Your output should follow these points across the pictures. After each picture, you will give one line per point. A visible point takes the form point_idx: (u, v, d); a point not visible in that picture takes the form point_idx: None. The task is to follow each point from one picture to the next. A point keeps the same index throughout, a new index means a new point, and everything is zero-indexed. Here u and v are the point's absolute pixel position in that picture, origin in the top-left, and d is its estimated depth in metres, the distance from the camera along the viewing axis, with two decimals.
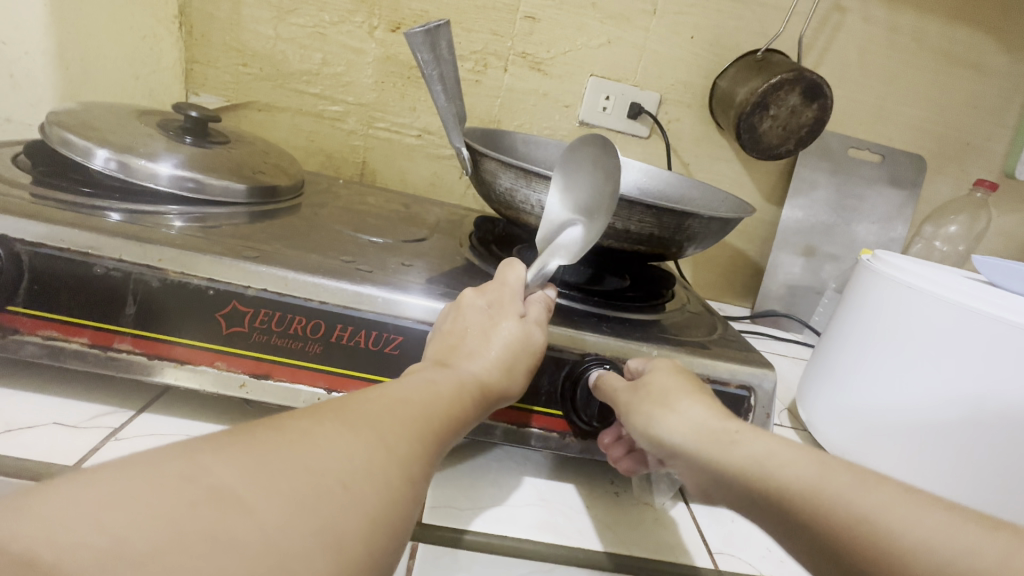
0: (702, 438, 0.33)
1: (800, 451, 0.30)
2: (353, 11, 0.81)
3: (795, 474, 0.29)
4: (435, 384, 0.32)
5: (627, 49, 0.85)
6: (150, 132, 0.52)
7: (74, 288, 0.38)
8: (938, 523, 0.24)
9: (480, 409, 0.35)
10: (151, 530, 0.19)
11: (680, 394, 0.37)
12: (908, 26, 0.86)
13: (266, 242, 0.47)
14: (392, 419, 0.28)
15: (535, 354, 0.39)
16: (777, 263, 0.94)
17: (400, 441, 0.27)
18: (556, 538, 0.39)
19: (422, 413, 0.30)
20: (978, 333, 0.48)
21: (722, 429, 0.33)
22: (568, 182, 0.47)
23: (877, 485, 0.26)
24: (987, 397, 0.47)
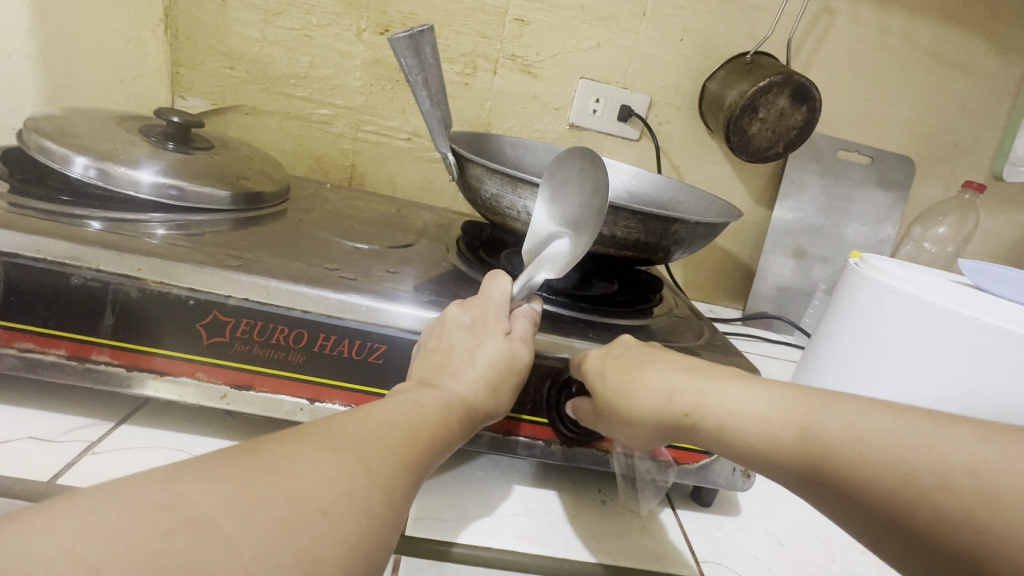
0: (667, 418, 0.35)
1: (755, 390, 0.32)
2: (341, 13, 0.80)
3: (757, 411, 0.31)
4: (419, 405, 0.32)
5: (616, 52, 0.85)
6: (131, 138, 0.52)
7: (51, 299, 0.38)
8: (897, 426, 0.27)
9: (465, 428, 0.34)
10: (126, 559, 0.19)
11: (627, 387, 0.37)
12: (896, 28, 0.86)
13: (250, 250, 0.46)
14: (372, 438, 0.27)
15: (520, 371, 0.38)
16: (767, 265, 0.94)
17: (381, 461, 0.26)
18: (542, 549, 0.38)
19: (404, 431, 0.29)
20: (966, 337, 0.48)
21: (679, 407, 0.34)
22: (557, 196, 0.47)
23: (839, 402, 0.30)
24: (975, 398, 0.47)
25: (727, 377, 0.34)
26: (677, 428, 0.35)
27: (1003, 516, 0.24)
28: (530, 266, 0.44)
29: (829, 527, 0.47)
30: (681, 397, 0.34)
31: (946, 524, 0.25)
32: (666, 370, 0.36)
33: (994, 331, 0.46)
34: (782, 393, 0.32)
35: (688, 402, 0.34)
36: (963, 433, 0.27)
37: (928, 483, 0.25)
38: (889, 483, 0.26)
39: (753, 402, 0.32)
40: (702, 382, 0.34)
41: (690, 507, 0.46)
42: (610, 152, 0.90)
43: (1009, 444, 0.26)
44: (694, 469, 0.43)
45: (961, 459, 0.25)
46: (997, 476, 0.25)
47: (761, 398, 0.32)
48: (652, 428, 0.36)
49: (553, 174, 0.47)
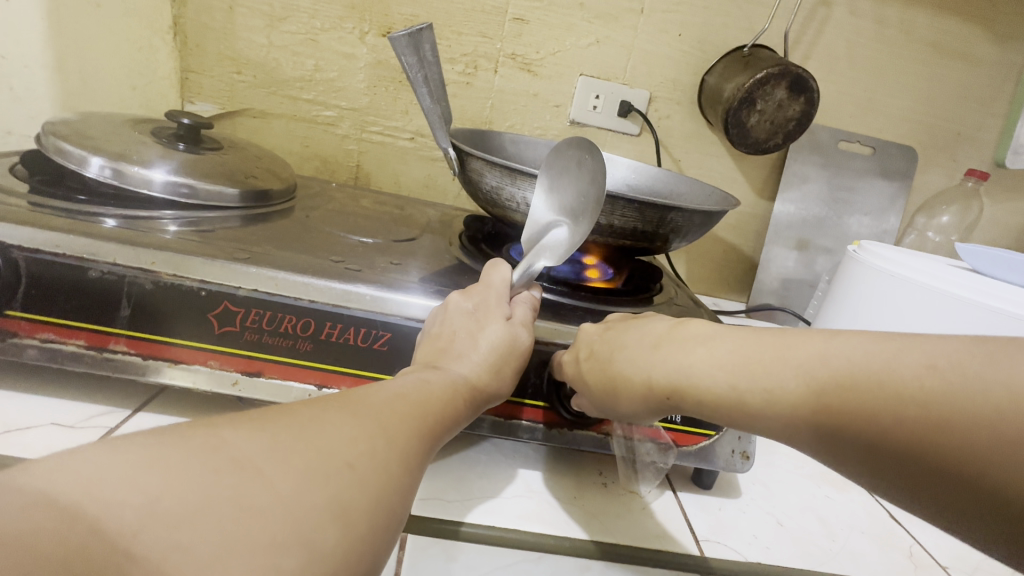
0: (651, 398, 0.36)
1: (718, 351, 0.33)
2: (344, 17, 0.82)
3: (721, 370, 0.32)
4: (427, 383, 0.33)
5: (615, 49, 0.86)
6: (144, 140, 0.54)
7: (70, 291, 0.39)
8: (852, 357, 0.28)
9: (472, 410, 0.36)
10: (183, 493, 0.21)
11: (608, 377, 0.38)
12: (895, 19, 0.87)
13: (258, 244, 0.48)
14: (387, 406, 0.29)
15: (521, 355, 0.40)
16: (770, 257, 0.95)
17: (394, 421, 0.28)
18: (544, 527, 0.39)
19: (411, 400, 0.30)
20: (964, 318, 0.48)
21: (661, 390, 0.35)
22: (550, 187, 0.48)
23: (798, 346, 0.30)
24: None
25: (697, 341, 0.35)
26: (663, 405, 0.36)
27: (958, 438, 0.24)
28: (530, 255, 0.45)
29: (830, 509, 0.48)
30: (654, 375, 0.35)
31: (917, 456, 0.25)
32: (642, 347, 0.37)
33: (992, 312, 0.47)
34: (745, 353, 0.32)
35: (665, 384, 0.35)
36: (914, 357, 0.26)
37: (884, 422, 0.26)
38: (854, 430, 0.27)
39: (719, 361, 0.33)
40: (671, 358, 0.35)
41: (690, 490, 0.47)
42: (611, 147, 0.91)
43: (959, 360, 0.25)
44: (695, 451, 0.44)
45: (911, 389, 0.25)
46: (947, 403, 0.24)
47: (726, 361, 0.32)
48: (639, 404, 0.37)
49: (547, 167, 0.48)
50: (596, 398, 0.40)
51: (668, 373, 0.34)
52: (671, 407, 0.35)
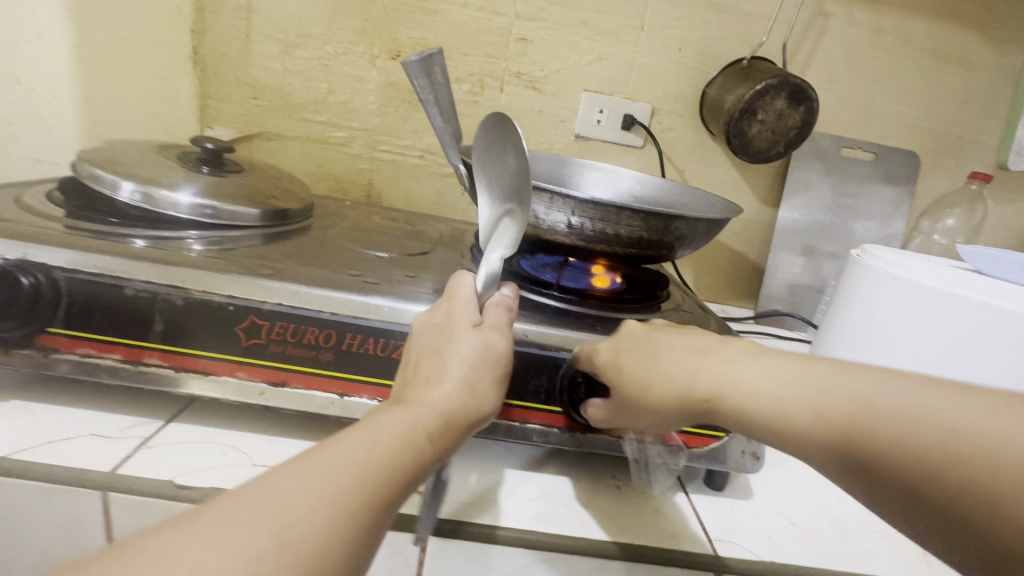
0: (682, 398, 0.37)
1: (770, 369, 0.34)
2: (355, 42, 0.86)
3: (770, 386, 0.33)
4: (377, 433, 0.31)
5: (617, 64, 0.89)
6: (171, 165, 0.57)
7: (107, 308, 0.42)
8: (905, 393, 0.30)
9: (446, 439, 0.34)
10: None
11: (647, 376, 0.39)
12: (891, 27, 0.88)
13: (281, 261, 0.50)
14: (298, 518, 0.25)
15: (498, 363, 0.39)
16: (777, 263, 0.96)
17: (302, 545, 0.24)
18: (558, 529, 0.40)
19: (335, 488, 0.27)
20: (974, 321, 0.49)
21: (701, 390, 0.36)
22: (488, 187, 0.50)
23: (851, 374, 0.32)
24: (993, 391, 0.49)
25: (746, 356, 0.36)
26: (686, 404, 0.37)
27: (1005, 487, 0.26)
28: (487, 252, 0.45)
29: (842, 508, 0.49)
30: (704, 376, 0.36)
31: (955, 498, 0.27)
32: (686, 355, 0.38)
33: (1000, 313, 0.47)
34: (799, 373, 0.33)
35: (708, 388, 0.36)
36: (970, 411, 0.28)
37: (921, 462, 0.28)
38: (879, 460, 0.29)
39: (767, 377, 0.34)
40: (720, 367, 0.36)
41: (702, 491, 0.48)
42: (615, 159, 0.94)
43: (1012, 415, 0.27)
44: (706, 453, 0.45)
45: (964, 435, 0.27)
46: (998, 452, 0.26)
47: (776, 378, 0.34)
48: (669, 405, 0.37)
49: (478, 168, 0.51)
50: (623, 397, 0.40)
51: (715, 381, 0.36)
52: (697, 412, 0.37)
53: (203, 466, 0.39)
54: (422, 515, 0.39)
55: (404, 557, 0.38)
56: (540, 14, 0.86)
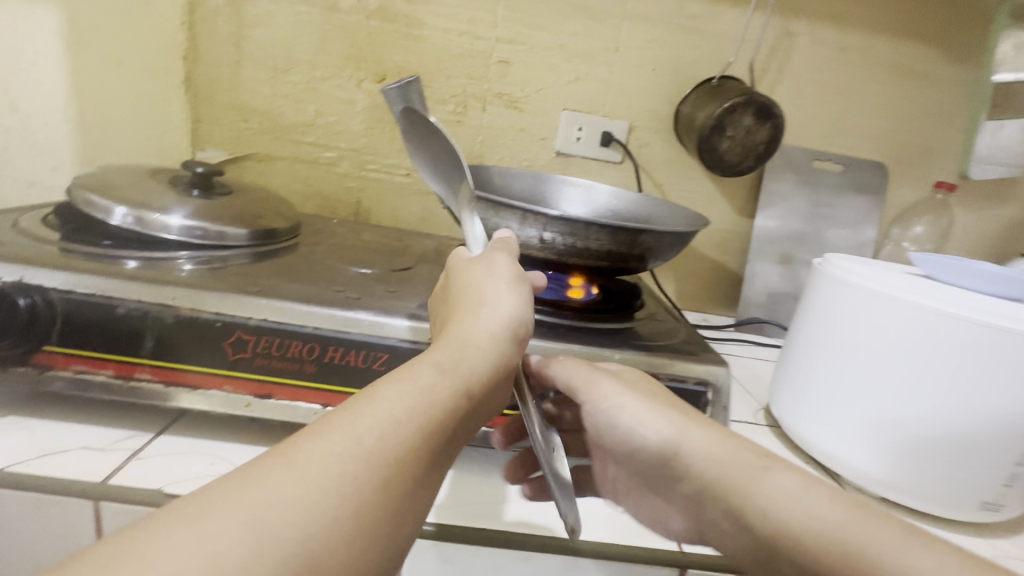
0: (706, 462, 0.41)
1: (792, 485, 0.38)
2: (342, 66, 0.89)
3: (787, 502, 0.38)
4: (391, 387, 0.32)
5: (594, 84, 0.93)
6: (163, 189, 0.59)
7: (100, 326, 0.44)
8: (914, 556, 0.33)
9: (468, 372, 0.34)
10: None
11: (664, 413, 0.43)
12: (854, 45, 0.93)
13: (268, 279, 0.52)
14: (280, 501, 0.25)
15: (502, 278, 0.40)
16: (755, 272, 0.99)
17: (301, 527, 0.25)
18: (531, 527, 0.43)
19: (344, 459, 0.28)
20: (949, 333, 0.49)
21: (724, 471, 0.40)
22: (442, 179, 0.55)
23: (869, 521, 0.35)
24: (977, 408, 0.48)
25: (776, 466, 0.40)
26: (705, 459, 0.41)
27: None
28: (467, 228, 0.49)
29: None
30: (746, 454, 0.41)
31: None
32: (707, 436, 0.42)
33: (970, 324, 0.48)
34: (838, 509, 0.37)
35: (718, 472, 0.40)
36: None
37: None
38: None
39: (785, 493, 0.38)
40: (740, 466, 0.40)
41: None
42: (595, 175, 0.97)
43: None
44: None
45: None
46: None
47: (795, 494, 0.38)
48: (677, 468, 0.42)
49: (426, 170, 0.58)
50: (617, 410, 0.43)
51: (734, 474, 0.40)
52: (708, 480, 0.41)
53: (191, 476, 0.41)
54: None
55: None
56: (519, 37, 0.90)
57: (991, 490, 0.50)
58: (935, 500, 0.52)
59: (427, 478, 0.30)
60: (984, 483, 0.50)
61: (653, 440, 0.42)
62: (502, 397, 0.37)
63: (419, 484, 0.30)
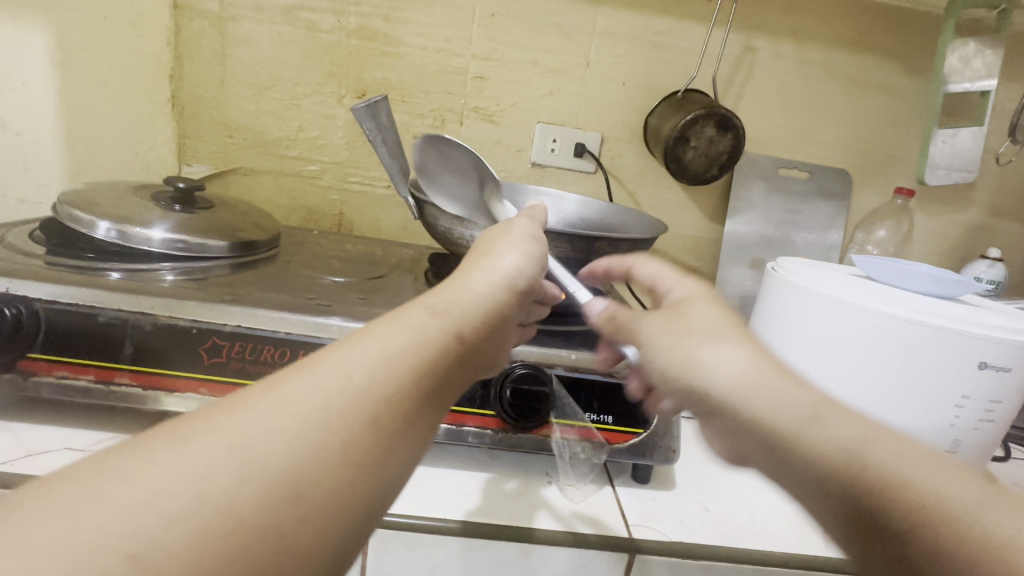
0: (742, 389, 0.37)
1: (842, 428, 0.32)
2: (323, 83, 0.92)
3: (834, 436, 0.32)
4: (396, 328, 0.32)
5: (566, 98, 0.96)
6: (145, 204, 0.62)
7: (83, 334, 0.47)
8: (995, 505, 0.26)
9: (473, 318, 0.35)
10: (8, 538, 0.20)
11: (714, 343, 0.39)
12: (815, 58, 0.97)
13: (245, 288, 0.55)
14: (268, 429, 0.25)
15: (511, 239, 0.42)
16: (726, 276, 1.02)
17: (277, 449, 0.24)
18: (488, 518, 0.45)
19: (337, 388, 0.27)
20: (892, 330, 0.51)
21: (762, 404, 0.35)
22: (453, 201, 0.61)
23: (940, 466, 0.28)
24: (922, 397, 0.51)
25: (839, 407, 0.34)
26: (738, 395, 0.36)
27: None
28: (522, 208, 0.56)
29: (759, 497, 0.54)
30: (796, 391, 0.35)
31: None
32: (749, 368, 0.37)
33: (907, 323, 0.50)
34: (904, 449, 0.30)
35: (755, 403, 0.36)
36: None
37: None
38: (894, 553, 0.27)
39: (835, 430, 0.32)
40: (784, 398, 0.35)
41: (628, 484, 0.52)
42: (570, 185, 1.00)
43: None
44: (627, 448, 0.50)
45: None
46: None
47: (850, 430, 0.32)
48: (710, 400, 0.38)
49: (399, 182, 0.62)
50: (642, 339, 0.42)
51: (777, 404, 0.35)
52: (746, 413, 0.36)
53: None
54: None
55: None
56: (493, 54, 0.93)
57: None
58: None
59: (420, 417, 0.30)
60: None
61: (689, 369, 0.39)
62: (497, 344, 0.38)
63: (412, 422, 0.29)
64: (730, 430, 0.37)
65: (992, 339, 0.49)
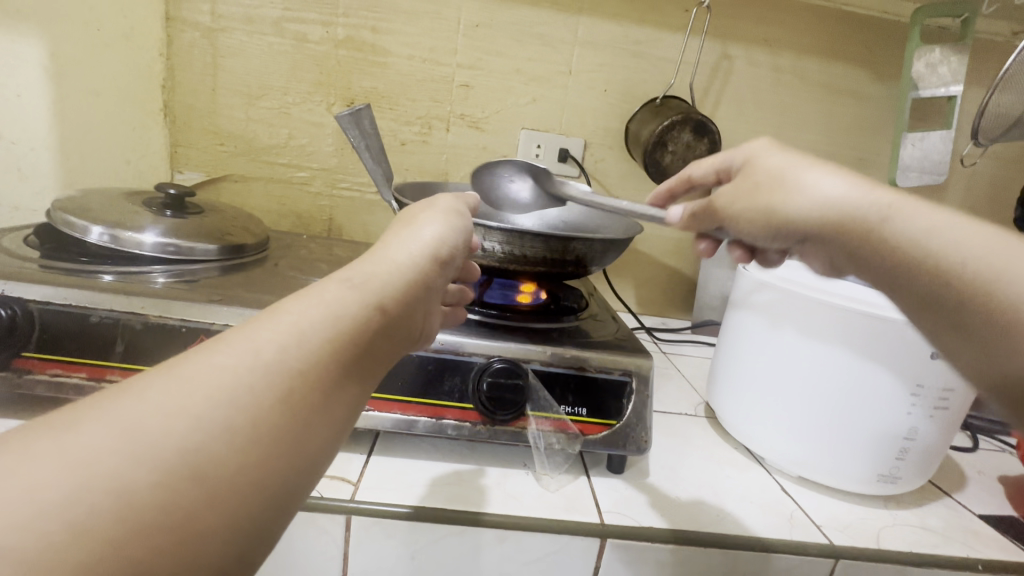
0: (824, 201, 0.41)
1: (911, 211, 0.38)
2: (312, 92, 0.95)
3: (905, 220, 0.38)
4: (319, 305, 0.30)
5: (549, 105, 0.99)
6: (137, 209, 0.64)
7: (76, 333, 0.48)
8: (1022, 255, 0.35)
9: (400, 295, 0.34)
10: None
11: (796, 170, 0.43)
12: (789, 65, 1.00)
13: (233, 289, 0.57)
14: (161, 412, 0.24)
15: (441, 215, 0.41)
16: (708, 276, 1.05)
17: (173, 436, 0.23)
18: (466, 506, 0.47)
19: (242, 369, 0.26)
20: (850, 325, 0.53)
21: (843, 206, 0.40)
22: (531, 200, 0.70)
23: (981, 232, 0.37)
24: (882, 390, 0.53)
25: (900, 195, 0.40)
26: (820, 207, 0.41)
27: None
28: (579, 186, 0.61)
29: (728, 486, 0.56)
30: (876, 193, 0.40)
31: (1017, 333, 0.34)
32: (828, 179, 0.41)
33: (864, 317, 0.53)
34: (969, 234, 0.37)
35: (832, 211, 0.40)
36: None
37: (993, 326, 0.35)
38: (952, 310, 0.37)
39: (904, 217, 0.38)
40: (863, 198, 0.40)
41: (603, 474, 0.54)
42: None
43: None
44: (601, 439, 0.52)
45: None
46: None
47: (912, 216, 0.38)
48: (789, 220, 0.42)
49: (384, 186, 0.65)
50: (743, 195, 0.45)
51: (853, 203, 0.40)
52: (824, 221, 0.41)
53: None
54: (347, 498, 0.45)
55: (332, 536, 0.44)
56: (478, 63, 0.96)
57: (886, 463, 0.55)
58: (847, 475, 0.56)
59: (337, 392, 0.29)
60: (885, 456, 0.55)
61: (776, 199, 0.43)
62: (422, 314, 0.37)
63: (330, 396, 0.29)
64: (810, 238, 0.42)
65: None
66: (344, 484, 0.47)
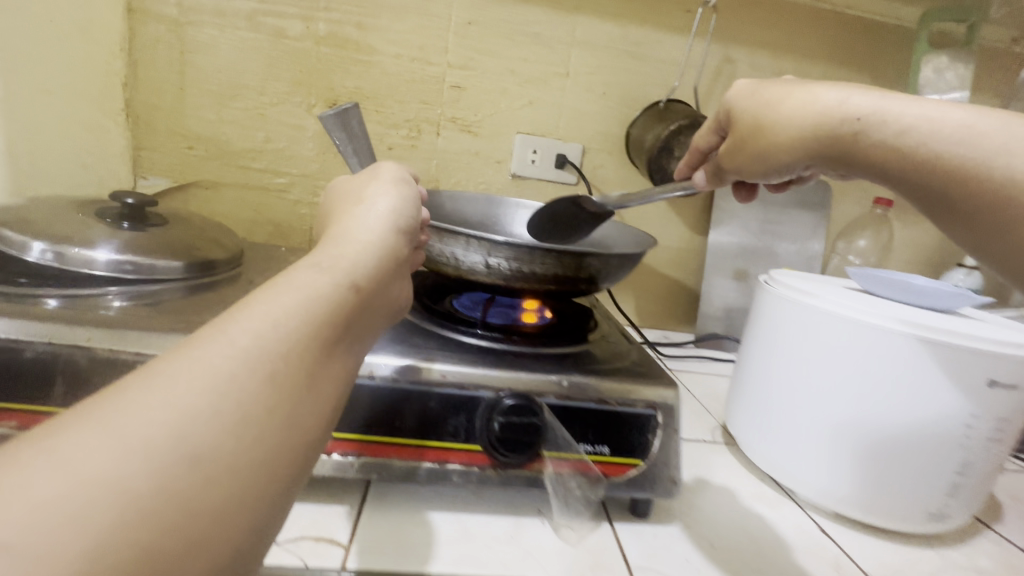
0: (819, 119, 0.41)
1: (907, 107, 0.39)
2: (291, 92, 0.88)
3: (901, 117, 0.38)
4: (298, 285, 0.27)
5: (546, 108, 0.94)
6: (88, 221, 0.56)
7: (6, 372, 0.40)
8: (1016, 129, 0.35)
9: (381, 262, 0.31)
10: None
11: (789, 99, 0.43)
12: (792, 69, 0.97)
13: (201, 313, 0.50)
14: (141, 407, 0.20)
15: (400, 184, 0.37)
16: (712, 287, 1.01)
17: (160, 428, 0.20)
18: (478, 569, 0.40)
19: (222, 356, 0.23)
20: (893, 346, 0.49)
21: (838, 118, 0.40)
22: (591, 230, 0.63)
23: (977, 113, 0.37)
24: (928, 413, 0.49)
25: (894, 96, 0.40)
26: (815, 127, 0.41)
27: None
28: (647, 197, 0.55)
29: (761, 527, 0.51)
30: (853, 102, 0.40)
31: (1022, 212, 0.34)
32: (823, 95, 0.42)
33: (908, 337, 0.48)
34: (958, 117, 0.37)
35: (830, 122, 0.41)
36: None
37: (992, 210, 0.35)
38: (953, 205, 0.37)
39: (902, 113, 0.38)
40: (859, 104, 0.40)
41: (627, 519, 0.48)
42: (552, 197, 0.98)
43: None
44: (625, 481, 0.46)
45: None
46: None
47: (907, 113, 0.38)
48: (793, 143, 0.43)
49: None
50: (746, 133, 0.46)
51: (847, 113, 0.40)
52: (820, 140, 0.42)
53: None
54: (339, 568, 0.38)
55: None
56: (470, 63, 0.90)
57: (936, 499, 0.51)
58: (892, 511, 0.51)
59: (330, 365, 0.26)
60: (935, 487, 0.50)
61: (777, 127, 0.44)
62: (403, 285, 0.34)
63: (324, 369, 0.26)
64: (815, 159, 0.43)
65: (998, 354, 0.47)
66: (334, 547, 0.40)
